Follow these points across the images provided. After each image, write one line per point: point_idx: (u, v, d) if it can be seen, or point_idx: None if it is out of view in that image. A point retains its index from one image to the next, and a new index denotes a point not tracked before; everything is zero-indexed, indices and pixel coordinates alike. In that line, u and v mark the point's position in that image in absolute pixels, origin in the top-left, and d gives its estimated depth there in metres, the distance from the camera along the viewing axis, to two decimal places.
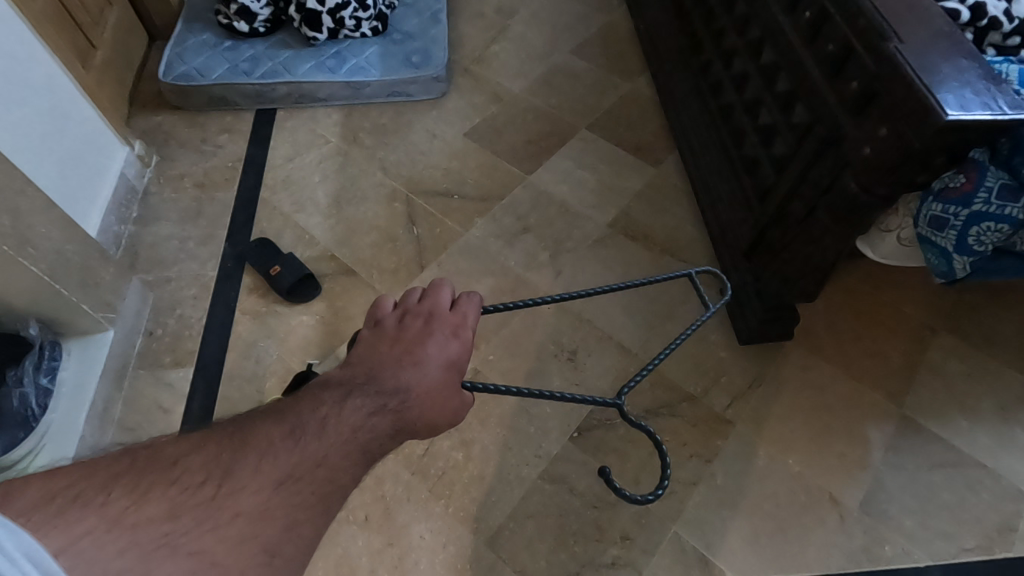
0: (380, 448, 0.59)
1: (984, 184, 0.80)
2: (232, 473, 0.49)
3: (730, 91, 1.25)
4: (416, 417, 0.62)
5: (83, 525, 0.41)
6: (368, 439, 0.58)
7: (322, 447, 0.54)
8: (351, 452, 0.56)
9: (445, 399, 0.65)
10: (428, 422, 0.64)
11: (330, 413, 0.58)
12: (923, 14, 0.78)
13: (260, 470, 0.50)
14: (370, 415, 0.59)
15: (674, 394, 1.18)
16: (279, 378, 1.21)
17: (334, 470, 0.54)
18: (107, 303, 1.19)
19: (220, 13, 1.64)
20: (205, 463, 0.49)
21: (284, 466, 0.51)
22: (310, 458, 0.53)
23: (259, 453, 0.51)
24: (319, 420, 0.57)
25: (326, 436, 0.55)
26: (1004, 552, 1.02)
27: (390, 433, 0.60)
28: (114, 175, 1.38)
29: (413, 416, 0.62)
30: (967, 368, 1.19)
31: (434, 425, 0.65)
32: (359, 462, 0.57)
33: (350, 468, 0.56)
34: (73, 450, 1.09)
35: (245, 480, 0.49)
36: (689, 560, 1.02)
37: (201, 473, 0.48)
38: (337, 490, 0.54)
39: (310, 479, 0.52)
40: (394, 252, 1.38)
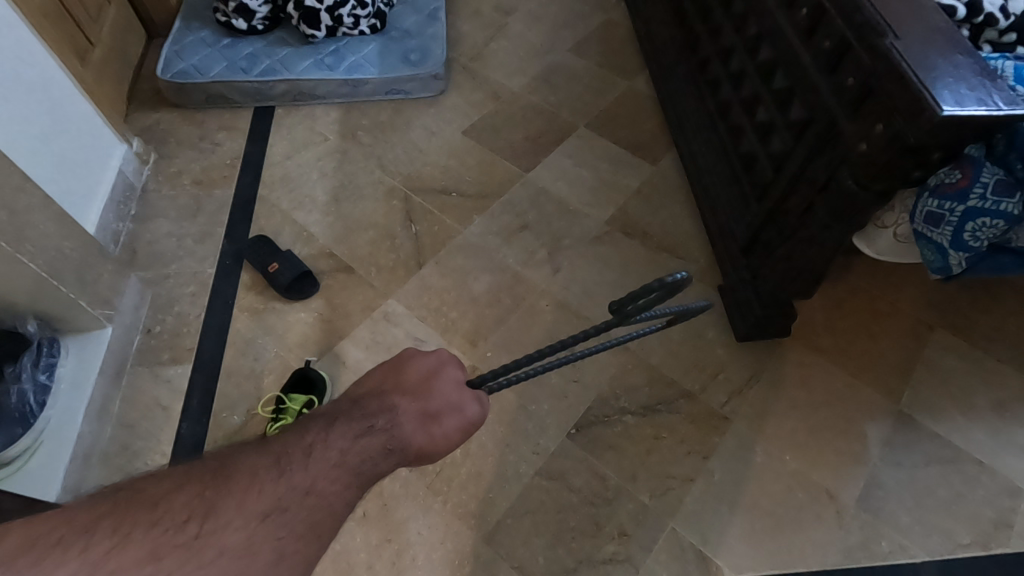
0: (374, 469, 0.62)
1: (980, 179, 0.80)
2: (216, 509, 0.51)
3: (728, 89, 1.25)
4: (410, 435, 0.65)
5: (62, 573, 0.44)
6: (358, 462, 0.61)
7: (309, 475, 0.57)
8: (341, 477, 0.59)
9: (442, 413, 0.67)
10: (429, 436, 0.66)
11: (316, 442, 0.60)
12: (919, 10, 0.78)
13: (245, 504, 0.53)
14: (361, 437, 0.63)
15: (672, 391, 1.18)
16: (278, 374, 1.21)
17: (322, 499, 0.57)
18: (105, 299, 1.19)
19: (218, 11, 1.64)
20: (188, 501, 0.51)
21: (270, 498, 0.54)
22: (296, 487, 0.56)
23: (245, 486, 0.54)
24: (306, 450, 0.59)
25: (313, 464, 0.58)
26: (1000, 548, 1.02)
27: (381, 453, 0.63)
28: (112, 173, 1.38)
29: (408, 433, 0.65)
30: (964, 365, 1.19)
31: (440, 440, 0.67)
32: (351, 486, 0.59)
33: (341, 495, 0.58)
34: (71, 446, 1.09)
35: (229, 516, 0.51)
36: (686, 556, 1.02)
37: (185, 511, 0.50)
38: (328, 516, 0.57)
39: (297, 510, 0.54)
40: (392, 249, 1.38)
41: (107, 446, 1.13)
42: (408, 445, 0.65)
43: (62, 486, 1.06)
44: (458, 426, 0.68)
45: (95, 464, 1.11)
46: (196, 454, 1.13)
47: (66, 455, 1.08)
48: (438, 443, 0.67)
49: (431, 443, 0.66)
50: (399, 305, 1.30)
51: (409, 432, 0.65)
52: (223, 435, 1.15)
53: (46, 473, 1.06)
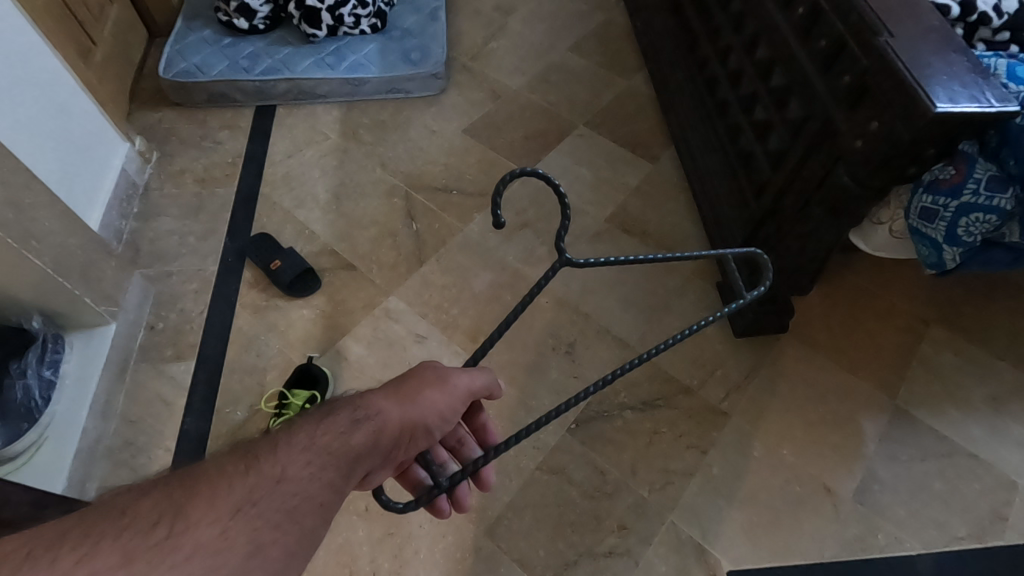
0: (347, 444, 0.54)
1: (973, 176, 0.81)
2: (187, 509, 0.43)
3: (726, 87, 1.26)
4: (384, 408, 0.59)
5: None
6: (328, 441, 0.53)
7: (280, 463, 0.49)
8: (312, 458, 0.51)
9: (417, 384, 0.63)
10: (407, 406, 0.61)
11: (281, 433, 0.52)
12: (913, 9, 0.80)
13: (216, 499, 0.45)
14: (327, 417, 0.56)
15: (671, 386, 1.19)
16: (280, 371, 1.23)
17: (298, 485, 0.49)
18: (109, 296, 1.20)
19: (219, 10, 1.65)
20: (157, 503, 0.43)
21: (240, 491, 0.46)
22: (268, 478, 0.48)
23: (213, 483, 0.46)
24: (270, 441, 0.51)
25: (282, 451, 0.50)
26: (995, 540, 1.03)
27: (352, 426, 0.56)
28: (115, 171, 1.39)
29: (382, 405, 0.60)
30: (960, 361, 1.20)
31: (420, 409, 0.61)
32: (327, 468, 0.52)
33: (317, 478, 0.51)
34: (76, 441, 1.10)
35: (201, 513, 0.43)
36: (685, 549, 1.04)
37: (153, 514, 0.42)
38: (307, 504, 0.49)
39: (273, 499, 0.47)
40: (393, 247, 1.39)
41: (111, 441, 1.14)
42: (382, 417, 0.59)
43: (68, 480, 1.07)
44: (440, 391, 0.64)
45: (99, 459, 1.12)
46: (199, 449, 1.14)
47: (71, 450, 1.09)
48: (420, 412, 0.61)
49: (411, 413, 0.61)
50: (400, 302, 1.31)
51: (383, 404, 0.60)
52: (226, 430, 1.16)
53: (51, 468, 1.07)
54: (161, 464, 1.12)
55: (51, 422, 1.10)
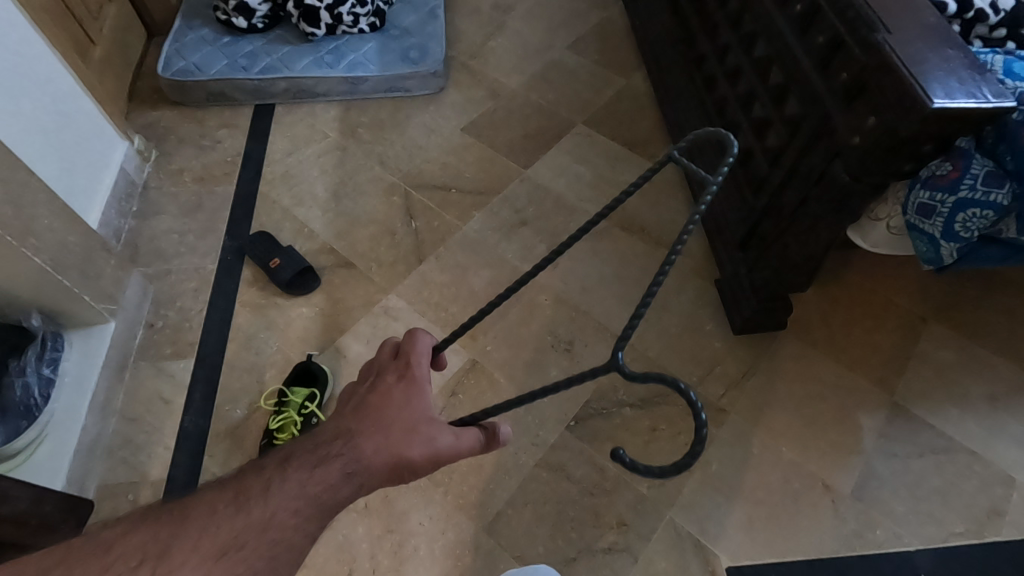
0: (335, 498, 0.58)
1: (970, 171, 0.82)
2: (169, 551, 0.51)
3: (724, 85, 1.26)
4: (373, 460, 0.60)
5: None
6: (318, 491, 0.57)
7: (268, 509, 0.55)
8: (300, 510, 0.56)
9: (409, 434, 0.62)
10: (395, 458, 0.61)
11: (274, 475, 0.57)
12: (910, 6, 0.80)
13: (199, 544, 0.52)
14: (318, 467, 0.58)
15: (670, 383, 1.20)
16: (280, 368, 1.23)
17: (281, 533, 0.55)
18: (108, 294, 1.20)
19: (218, 10, 1.65)
20: (146, 541, 0.51)
21: (226, 536, 0.53)
22: (254, 523, 0.54)
23: (201, 526, 0.53)
24: (264, 482, 0.57)
25: (273, 496, 0.56)
26: (993, 536, 1.04)
27: (341, 479, 0.58)
28: (114, 170, 1.39)
29: (371, 457, 0.60)
30: (957, 357, 1.20)
31: (408, 463, 0.61)
32: (312, 518, 0.56)
33: (302, 527, 0.56)
34: (75, 439, 1.09)
35: (183, 556, 0.51)
36: (684, 545, 1.04)
37: (137, 555, 0.50)
38: (287, 552, 0.55)
39: (254, 546, 0.53)
40: (392, 245, 1.39)
41: (110, 439, 1.14)
42: (369, 469, 0.60)
43: (68, 478, 1.07)
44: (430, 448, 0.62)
45: (99, 457, 1.12)
46: (198, 447, 1.14)
47: (71, 448, 1.09)
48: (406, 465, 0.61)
49: (399, 465, 0.61)
50: (400, 300, 1.31)
51: (371, 454, 0.60)
52: (226, 428, 1.16)
53: (49, 467, 1.07)
54: (160, 463, 1.12)
55: (50, 420, 1.10)
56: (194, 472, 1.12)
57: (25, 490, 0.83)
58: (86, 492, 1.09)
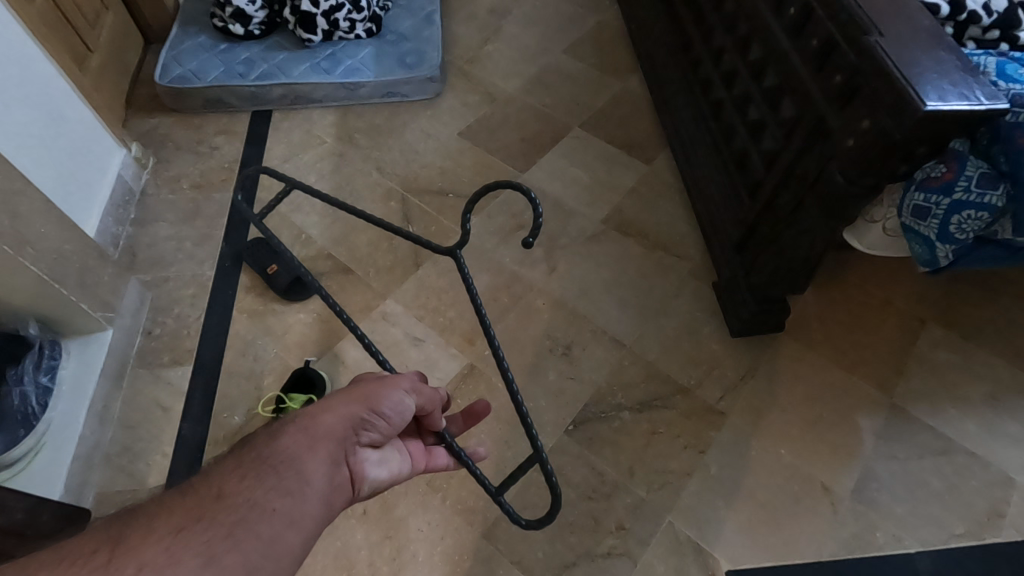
0: (281, 451, 0.53)
1: (964, 174, 0.81)
2: (125, 536, 0.43)
3: (720, 87, 1.27)
4: (315, 415, 0.57)
5: None
6: (261, 453, 0.53)
7: (218, 484, 0.49)
8: (254, 473, 0.51)
9: (351, 390, 0.61)
10: (343, 405, 0.58)
11: (216, 462, 0.52)
12: (904, 10, 0.80)
13: (156, 523, 0.45)
14: (262, 436, 0.55)
15: (668, 386, 1.20)
16: (278, 375, 1.23)
17: (239, 497, 0.49)
18: (106, 302, 1.20)
19: (215, 17, 1.65)
20: (94, 536, 0.43)
21: (181, 513, 0.46)
22: (208, 498, 0.48)
23: (151, 513, 0.46)
24: (207, 472, 0.51)
25: (219, 475, 0.50)
26: (993, 537, 1.04)
27: (282, 436, 0.54)
28: (110, 177, 1.39)
29: (313, 413, 0.57)
30: (956, 357, 1.20)
31: (359, 405, 0.59)
32: (269, 475, 0.51)
33: (259, 486, 0.50)
34: (73, 448, 1.09)
35: (138, 540, 0.43)
36: (683, 549, 1.04)
37: (92, 543, 0.43)
38: (255, 510, 0.48)
39: (215, 515, 0.47)
40: (390, 250, 1.39)
41: (108, 447, 1.14)
42: (313, 419, 0.56)
43: (65, 485, 1.06)
44: (375, 384, 0.62)
45: (97, 465, 1.12)
46: (196, 454, 1.14)
47: (68, 455, 1.08)
48: (357, 405, 0.59)
49: (348, 413, 0.58)
50: (398, 305, 1.31)
51: (310, 409, 0.58)
52: (225, 435, 1.16)
53: (46, 474, 1.06)
54: (159, 470, 1.12)
55: (48, 428, 1.10)
56: None
57: (20, 500, 0.83)
58: (84, 501, 1.08)
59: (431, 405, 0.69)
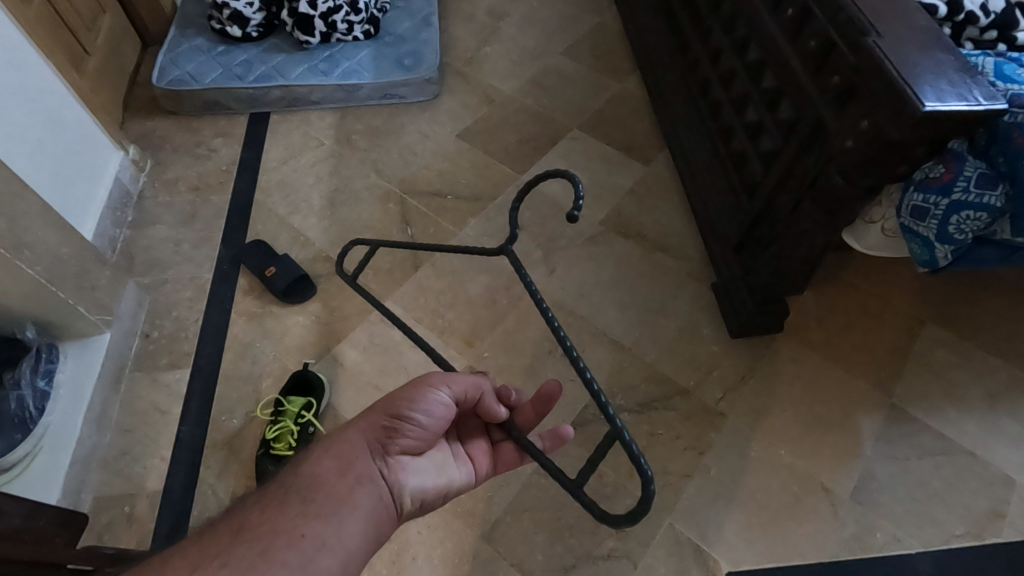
0: (306, 480, 0.60)
1: (963, 174, 0.82)
2: None
3: (718, 89, 1.27)
4: (338, 440, 0.64)
5: None
6: (290, 484, 0.60)
7: (243, 520, 0.57)
8: (279, 503, 0.58)
9: (375, 406, 0.66)
10: (365, 424, 0.64)
11: (249, 498, 0.60)
12: (901, 10, 0.80)
13: (174, 566, 0.52)
14: (296, 466, 0.63)
15: (667, 387, 1.19)
16: (276, 378, 1.22)
17: (262, 527, 0.55)
18: (104, 305, 1.19)
19: (213, 19, 1.65)
20: None
21: (202, 553, 0.53)
22: (225, 537, 0.55)
23: (171, 558, 0.53)
24: (238, 508, 0.59)
25: (246, 511, 0.58)
26: (993, 537, 1.03)
27: (309, 466, 0.62)
28: (109, 180, 1.39)
29: (338, 438, 0.64)
30: (955, 358, 1.20)
31: (379, 420, 0.64)
32: (292, 504, 0.58)
33: (284, 515, 0.57)
34: (70, 451, 1.09)
35: None
36: (683, 551, 1.03)
37: None
38: (281, 537, 0.55)
39: (237, 548, 0.54)
40: (389, 252, 1.39)
41: (106, 450, 1.14)
42: (337, 445, 0.63)
43: (63, 490, 1.06)
44: (395, 392, 0.66)
45: (95, 468, 1.12)
46: (195, 458, 1.14)
47: (66, 459, 1.08)
48: (379, 417, 0.65)
49: (369, 431, 0.64)
50: (396, 307, 1.31)
51: (336, 434, 0.65)
52: (223, 438, 1.16)
53: (44, 478, 1.06)
54: (157, 473, 1.12)
55: (46, 431, 1.09)
56: (191, 483, 1.11)
57: (18, 505, 0.83)
58: (81, 505, 1.08)
59: (479, 393, 0.68)
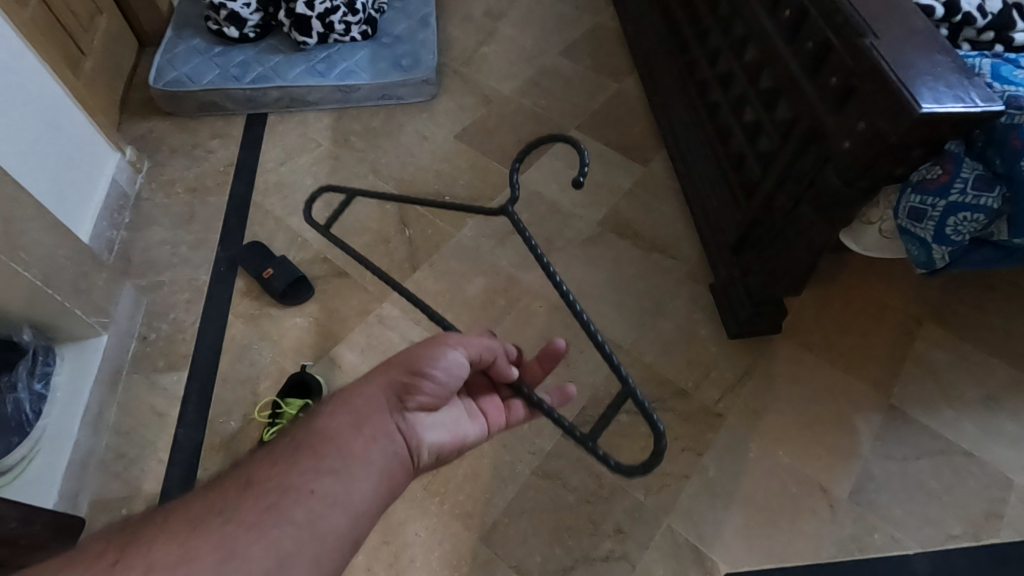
0: (318, 434, 0.58)
1: (960, 175, 0.82)
2: (142, 536, 0.48)
3: (715, 90, 1.27)
4: (354, 393, 0.61)
5: None
6: (302, 438, 0.58)
7: (248, 475, 0.54)
8: (289, 459, 0.56)
9: (394, 360, 0.64)
10: (383, 379, 0.62)
11: (256, 452, 0.57)
12: (899, 11, 0.80)
13: (173, 521, 0.49)
14: (308, 419, 0.60)
15: (665, 388, 1.19)
16: (273, 380, 1.22)
17: (272, 485, 0.53)
18: (100, 308, 1.19)
19: (209, 19, 1.65)
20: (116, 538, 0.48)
21: (204, 509, 0.51)
22: (230, 493, 0.52)
23: (170, 512, 0.50)
24: (243, 462, 0.56)
25: (252, 467, 0.55)
26: (991, 538, 1.03)
27: (323, 418, 0.60)
28: (105, 181, 1.38)
29: (355, 392, 0.62)
30: (952, 358, 1.21)
31: (398, 376, 0.62)
32: (304, 460, 0.56)
33: (295, 471, 0.55)
34: (68, 453, 1.09)
35: (156, 540, 0.47)
36: (682, 552, 1.03)
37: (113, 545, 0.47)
38: (291, 494, 0.53)
39: (244, 505, 0.51)
40: (386, 253, 1.38)
41: (103, 453, 1.14)
42: (352, 399, 0.61)
43: (60, 494, 1.06)
44: (415, 347, 0.64)
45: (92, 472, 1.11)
46: (193, 460, 1.14)
47: (63, 463, 1.07)
48: (398, 373, 0.63)
49: (387, 387, 0.62)
50: (394, 308, 1.31)
51: (353, 387, 0.62)
52: (220, 441, 1.15)
53: (41, 481, 1.06)
54: (154, 476, 1.12)
55: (42, 435, 1.09)
56: (188, 485, 1.11)
57: (15, 508, 0.82)
58: (79, 508, 1.08)
59: (493, 356, 0.68)
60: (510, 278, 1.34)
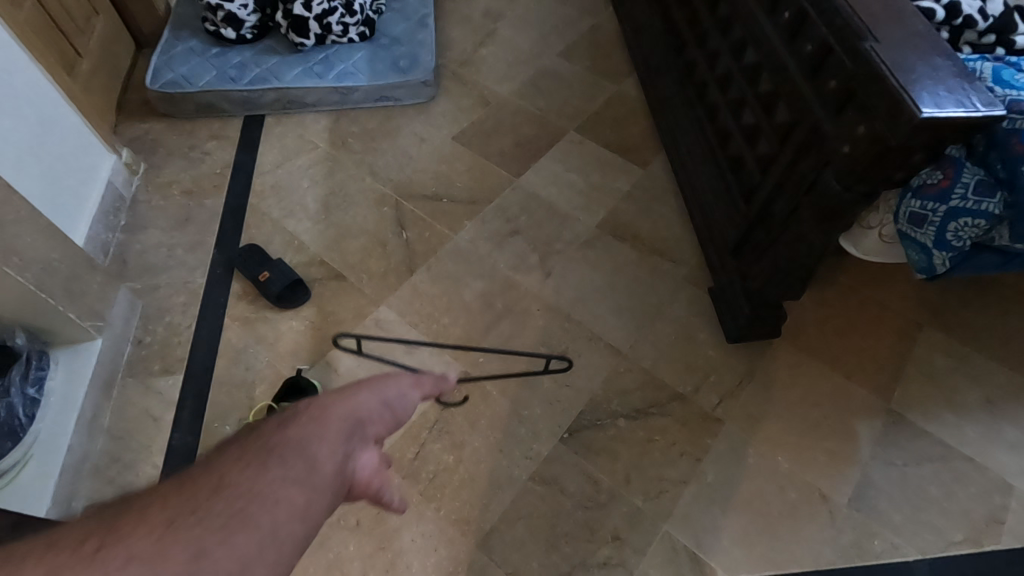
0: (254, 463, 0.39)
1: (961, 180, 0.81)
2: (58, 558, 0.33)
3: (715, 92, 1.26)
4: (298, 415, 0.43)
5: None
6: (227, 472, 0.38)
7: (163, 502, 0.36)
8: (223, 479, 0.38)
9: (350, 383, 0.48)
10: (338, 401, 0.45)
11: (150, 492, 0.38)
12: (899, 15, 0.79)
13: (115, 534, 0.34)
14: (205, 470, 0.38)
15: (664, 393, 1.18)
16: (270, 384, 1.21)
17: (207, 505, 0.36)
18: (95, 311, 1.18)
19: (207, 20, 1.64)
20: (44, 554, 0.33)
21: (127, 530, 0.34)
22: (159, 511, 0.36)
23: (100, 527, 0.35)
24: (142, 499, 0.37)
25: (164, 491, 0.37)
26: (992, 545, 1.03)
27: (250, 444, 0.41)
28: (101, 183, 1.38)
29: (295, 419, 0.43)
30: (953, 362, 1.20)
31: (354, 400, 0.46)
32: (245, 477, 0.38)
33: (234, 494, 0.37)
34: (61, 458, 1.08)
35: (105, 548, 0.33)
36: (680, 559, 1.03)
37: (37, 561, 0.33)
38: (238, 515, 0.36)
39: (170, 531, 0.35)
40: (384, 256, 1.38)
41: (97, 458, 1.13)
42: (297, 423, 0.43)
43: (52, 500, 1.05)
44: (376, 374, 0.49)
45: (86, 477, 1.11)
46: (187, 465, 1.13)
47: (56, 467, 1.07)
48: (353, 404, 0.46)
49: (346, 409, 0.45)
50: (391, 312, 1.30)
51: (291, 412, 0.44)
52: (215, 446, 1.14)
53: (34, 486, 1.05)
54: (148, 481, 1.11)
55: (36, 440, 1.09)
56: None
57: None
58: (72, 513, 1.07)
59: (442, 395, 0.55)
60: (507, 281, 1.33)
